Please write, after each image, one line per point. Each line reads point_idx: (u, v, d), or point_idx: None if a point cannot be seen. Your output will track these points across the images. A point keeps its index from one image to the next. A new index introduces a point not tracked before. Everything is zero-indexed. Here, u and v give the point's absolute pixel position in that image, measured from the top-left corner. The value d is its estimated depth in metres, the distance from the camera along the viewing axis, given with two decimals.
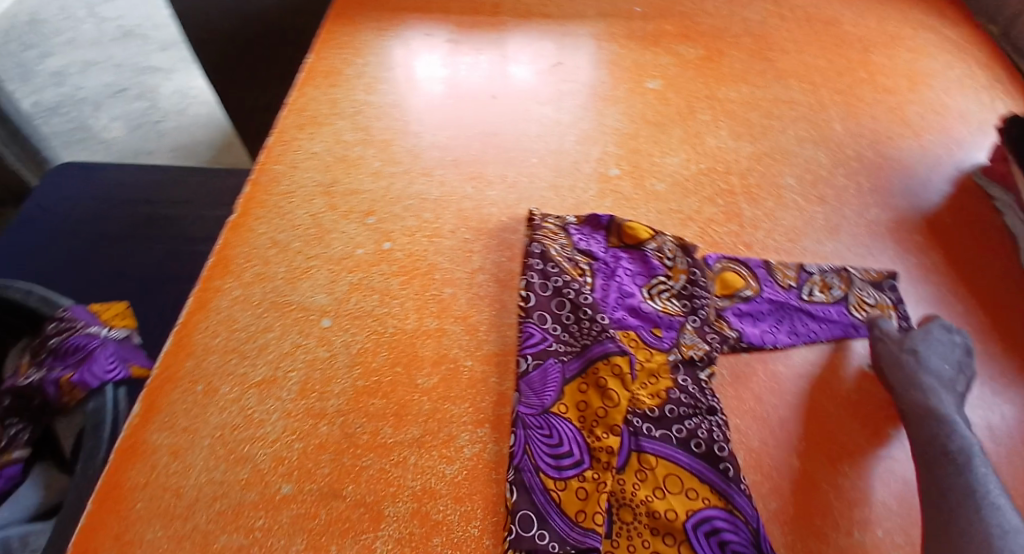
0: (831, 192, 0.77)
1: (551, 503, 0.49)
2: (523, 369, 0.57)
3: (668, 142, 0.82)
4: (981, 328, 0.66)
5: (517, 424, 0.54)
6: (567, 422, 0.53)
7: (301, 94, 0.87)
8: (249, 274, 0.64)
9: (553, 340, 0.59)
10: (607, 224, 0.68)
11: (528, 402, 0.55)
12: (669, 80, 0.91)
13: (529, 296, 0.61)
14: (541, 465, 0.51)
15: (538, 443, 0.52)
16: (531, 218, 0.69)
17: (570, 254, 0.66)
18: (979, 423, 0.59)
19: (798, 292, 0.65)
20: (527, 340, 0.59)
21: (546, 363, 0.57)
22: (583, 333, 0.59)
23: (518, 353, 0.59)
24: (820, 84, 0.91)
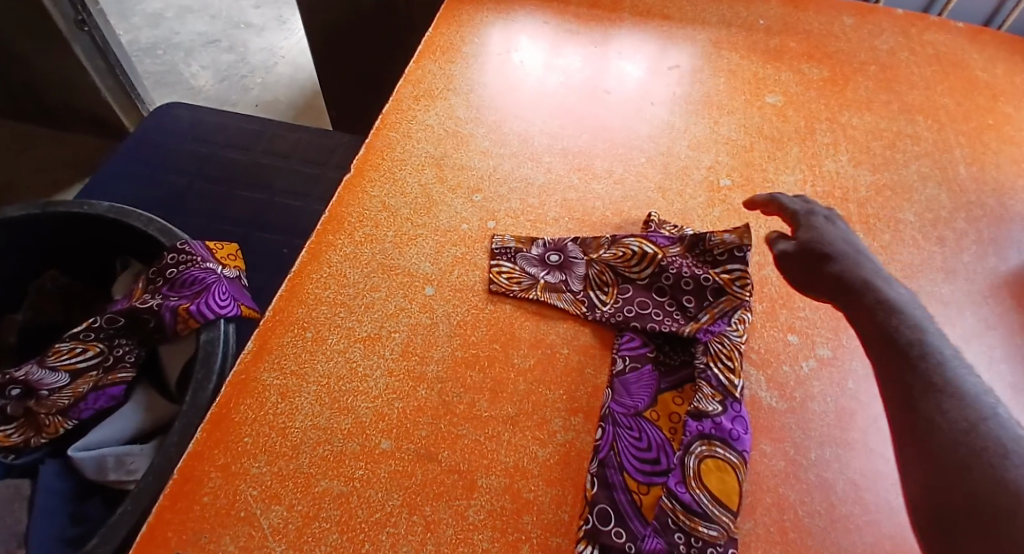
0: (949, 234, 0.74)
1: (632, 504, 0.48)
2: (619, 369, 0.57)
3: (783, 160, 0.81)
4: None
5: (606, 419, 0.54)
6: (658, 429, 0.52)
7: (418, 65, 0.89)
8: (360, 233, 0.66)
9: (652, 350, 0.59)
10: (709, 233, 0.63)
11: (621, 402, 0.55)
12: (789, 98, 0.89)
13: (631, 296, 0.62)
14: (625, 464, 0.50)
15: (626, 443, 0.52)
16: (649, 223, 0.70)
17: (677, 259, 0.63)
18: None
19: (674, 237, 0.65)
20: (623, 341, 0.60)
21: (642, 368, 0.57)
22: (678, 352, 0.58)
23: (615, 352, 0.59)
24: (945, 123, 0.88)
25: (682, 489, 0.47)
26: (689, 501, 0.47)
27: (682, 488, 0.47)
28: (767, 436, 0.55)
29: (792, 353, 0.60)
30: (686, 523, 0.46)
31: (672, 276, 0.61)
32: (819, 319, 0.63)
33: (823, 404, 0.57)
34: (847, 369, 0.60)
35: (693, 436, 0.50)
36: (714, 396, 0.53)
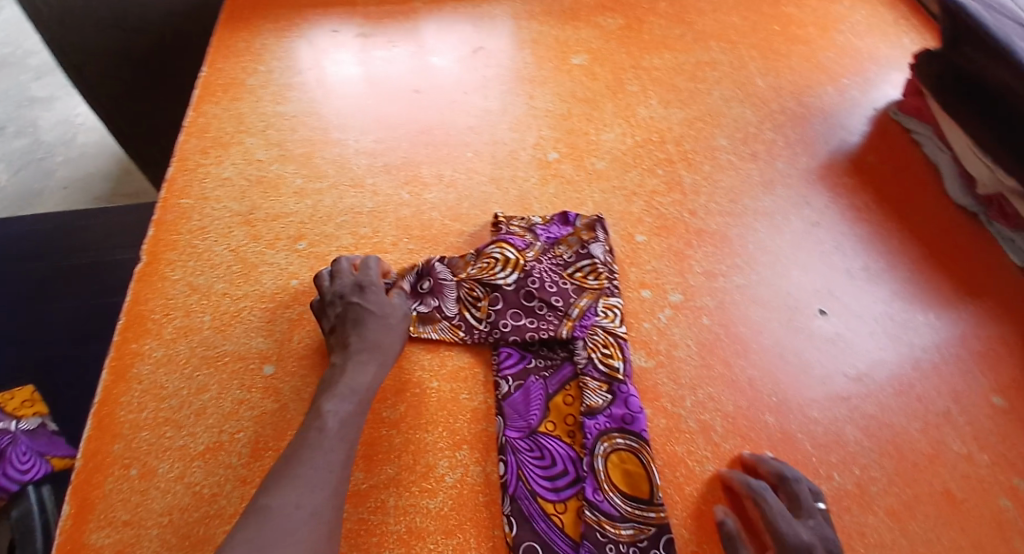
0: (762, 146, 0.77)
1: (554, 528, 0.46)
2: (505, 392, 0.54)
3: (601, 118, 0.81)
4: (920, 257, 0.67)
5: (505, 450, 0.51)
6: (557, 440, 0.51)
7: (200, 113, 0.79)
8: (169, 329, 0.57)
9: (530, 358, 0.57)
10: (574, 220, 0.68)
11: (515, 425, 0.52)
12: (593, 54, 0.89)
13: (501, 302, 0.58)
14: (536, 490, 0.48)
15: (530, 467, 0.49)
16: (498, 224, 0.66)
17: (540, 256, 0.63)
18: (930, 346, 0.60)
19: (533, 239, 0.65)
20: (501, 362, 0.56)
21: (527, 383, 0.55)
22: (553, 353, 0.57)
23: (496, 374, 0.56)
24: (738, 40, 0.91)
25: (602, 497, 0.47)
26: (610, 507, 0.47)
27: (600, 496, 0.47)
28: (646, 400, 0.55)
29: (648, 307, 0.61)
30: (617, 528, 0.46)
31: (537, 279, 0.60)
32: (664, 267, 0.65)
33: (688, 349, 0.58)
34: (700, 307, 0.61)
35: (597, 437, 0.50)
36: (602, 388, 0.54)
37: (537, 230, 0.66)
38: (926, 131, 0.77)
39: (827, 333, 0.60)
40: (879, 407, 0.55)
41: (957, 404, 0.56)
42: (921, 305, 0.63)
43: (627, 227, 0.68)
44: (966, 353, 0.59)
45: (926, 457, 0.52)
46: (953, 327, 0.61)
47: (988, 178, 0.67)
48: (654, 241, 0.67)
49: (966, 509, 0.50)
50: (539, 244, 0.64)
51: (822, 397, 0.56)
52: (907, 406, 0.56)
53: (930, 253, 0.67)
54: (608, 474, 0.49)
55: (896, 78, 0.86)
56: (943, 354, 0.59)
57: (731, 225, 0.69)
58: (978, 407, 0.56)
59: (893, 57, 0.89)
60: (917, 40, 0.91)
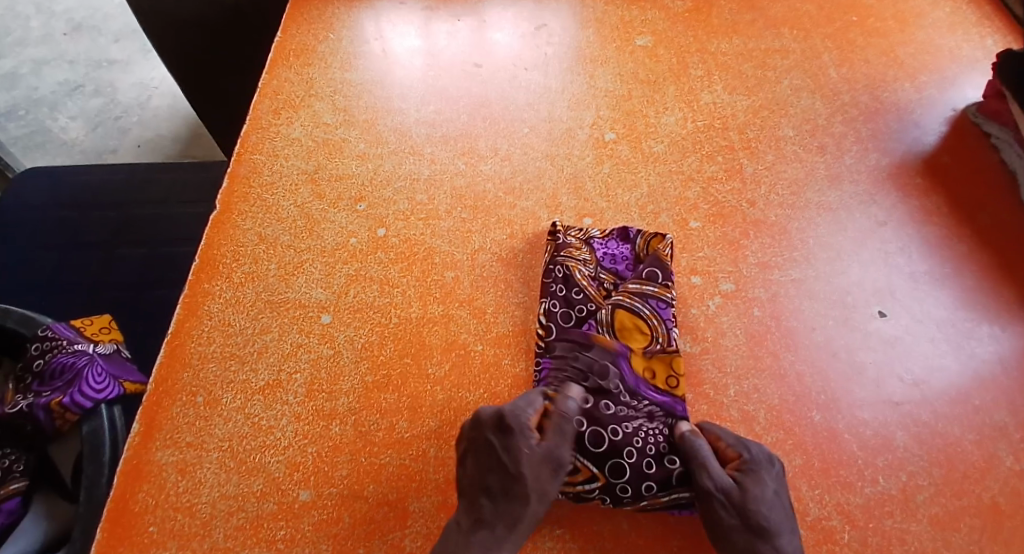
0: (829, 140, 0.75)
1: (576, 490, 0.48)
2: None
3: (662, 102, 0.80)
4: (987, 264, 0.64)
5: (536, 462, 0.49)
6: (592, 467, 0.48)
7: (273, 76, 0.83)
8: (238, 273, 0.61)
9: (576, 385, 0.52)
10: (634, 237, 0.63)
11: None
12: (658, 37, 0.89)
13: (549, 326, 0.57)
14: (584, 460, 0.48)
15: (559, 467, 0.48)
16: (554, 234, 0.63)
17: (595, 273, 0.60)
18: (990, 357, 0.58)
19: (592, 250, 0.62)
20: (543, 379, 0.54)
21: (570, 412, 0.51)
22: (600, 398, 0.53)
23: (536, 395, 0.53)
24: (811, 31, 0.89)
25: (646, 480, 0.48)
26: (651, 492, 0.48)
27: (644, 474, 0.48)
28: (687, 384, 0.55)
29: (697, 293, 0.61)
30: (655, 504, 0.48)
31: (588, 309, 0.57)
32: (716, 254, 0.64)
33: (735, 337, 0.58)
34: (751, 298, 0.61)
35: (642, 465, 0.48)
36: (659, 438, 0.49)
37: (601, 241, 0.63)
38: (1005, 136, 0.73)
39: (883, 335, 0.58)
40: (933, 414, 0.54)
41: (1017, 420, 0.54)
42: (985, 314, 0.61)
43: (681, 212, 0.68)
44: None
45: (975, 468, 0.51)
46: (1018, 340, 0.59)
47: None
48: (709, 228, 0.66)
49: (1014, 523, 0.48)
50: (597, 262, 0.61)
51: (875, 397, 0.55)
52: (961, 417, 0.54)
53: (1000, 261, 0.64)
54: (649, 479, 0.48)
55: (977, 79, 0.82)
56: (1004, 366, 0.57)
57: (790, 218, 0.67)
58: None
59: (978, 56, 0.85)
60: (1003, 40, 0.87)
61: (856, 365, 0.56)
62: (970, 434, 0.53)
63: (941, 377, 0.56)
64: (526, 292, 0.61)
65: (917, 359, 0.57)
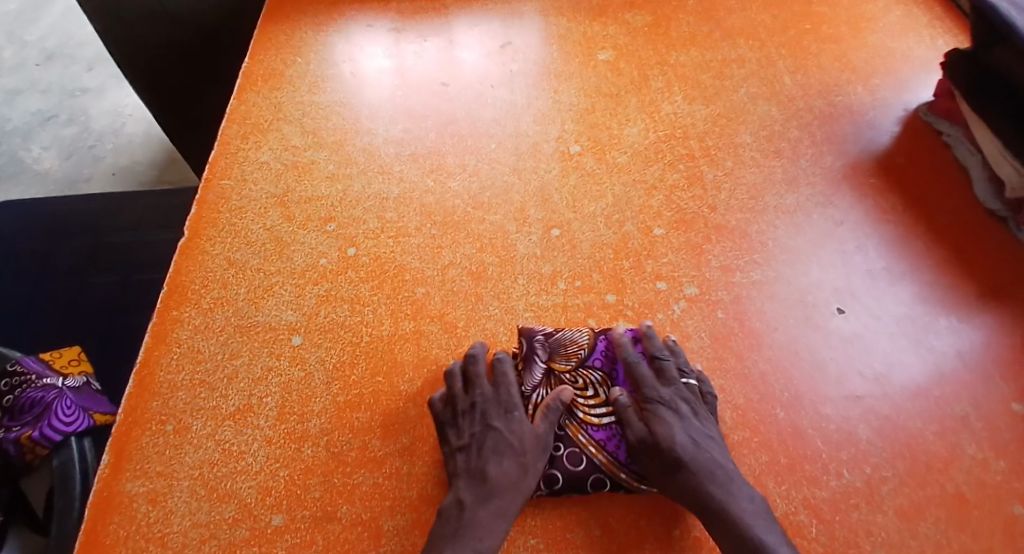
0: (787, 145, 0.77)
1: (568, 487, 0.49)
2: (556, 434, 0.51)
3: (625, 114, 0.82)
4: (943, 259, 0.66)
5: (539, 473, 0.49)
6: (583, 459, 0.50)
7: (241, 101, 0.83)
8: (208, 299, 0.61)
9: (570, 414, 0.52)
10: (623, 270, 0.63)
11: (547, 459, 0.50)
12: (620, 51, 0.91)
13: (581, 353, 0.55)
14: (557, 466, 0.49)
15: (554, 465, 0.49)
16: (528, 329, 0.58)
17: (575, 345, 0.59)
18: (949, 350, 0.59)
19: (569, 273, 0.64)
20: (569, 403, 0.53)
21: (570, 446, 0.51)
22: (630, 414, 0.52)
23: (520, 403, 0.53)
24: (767, 39, 0.92)
25: (608, 435, 0.51)
26: (620, 447, 0.50)
27: (602, 426, 0.51)
28: None
29: (663, 299, 0.62)
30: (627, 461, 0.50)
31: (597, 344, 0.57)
32: (681, 260, 0.65)
33: (700, 339, 0.59)
34: (716, 300, 0.62)
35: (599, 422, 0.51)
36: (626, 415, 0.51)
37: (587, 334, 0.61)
38: (956, 133, 0.76)
39: (844, 332, 0.60)
40: (895, 407, 0.55)
41: (977, 410, 0.55)
42: (942, 307, 0.63)
43: (645, 221, 0.69)
44: (986, 356, 0.59)
45: (937, 459, 0.52)
46: (974, 331, 0.61)
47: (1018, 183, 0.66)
48: (672, 234, 0.68)
49: (978, 511, 0.50)
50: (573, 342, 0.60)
51: (839, 392, 0.56)
52: (922, 408, 0.55)
53: (956, 255, 0.67)
54: (614, 432, 0.51)
55: (928, 81, 0.85)
56: (962, 358, 0.59)
57: (751, 221, 0.69)
58: (997, 411, 0.55)
59: (927, 59, 0.88)
60: (951, 42, 0.90)
61: (819, 363, 0.58)
62: (930, 425, 0.54)
63: (903, 371, 0.58)
64: (497, 305, 0.61)
65: (878, 354, 0.59)
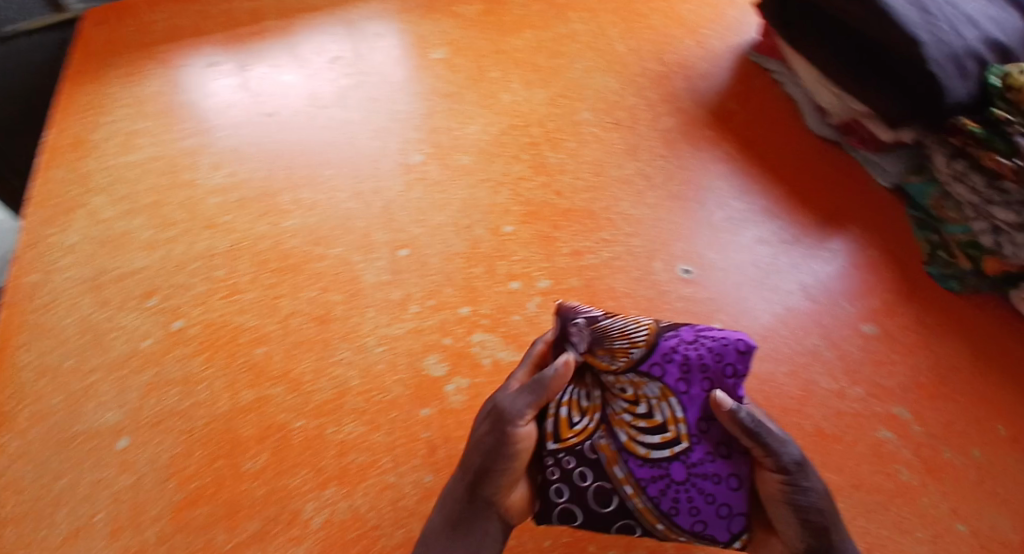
0: (626, 114, 0.76)
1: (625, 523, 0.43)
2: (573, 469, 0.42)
3: (464, 110, 0.78)
4: (781, 195, 0.67)
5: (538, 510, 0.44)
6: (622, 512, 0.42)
7: (42, 179, 0.74)
8: (18, 417, 0.54)
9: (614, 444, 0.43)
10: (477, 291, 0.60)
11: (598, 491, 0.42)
12: (455, 46, 0.85)
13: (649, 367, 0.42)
14: (581, 513, 0.43)
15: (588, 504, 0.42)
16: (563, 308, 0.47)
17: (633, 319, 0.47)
18: (795, 286, 0.60)
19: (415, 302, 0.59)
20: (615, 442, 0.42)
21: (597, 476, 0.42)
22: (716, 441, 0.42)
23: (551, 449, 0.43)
24: (597, 9, 0.90)
25: (656, 476, 0.42)
26: (665, 493, 0.42)
27: (650, 460, 0.42)
28: None
29: (517, 300, 0.60)
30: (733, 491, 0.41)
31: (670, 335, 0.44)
32: (532, 255, 0.63)
33: None
34: (568, 289, 0.61)
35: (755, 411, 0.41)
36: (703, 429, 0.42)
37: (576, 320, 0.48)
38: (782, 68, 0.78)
39: (695, 296, 0.60)
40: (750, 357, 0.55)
41: (827, 340, 0.56)
42: (784, 244, 0.63)
43: (493, 219, 0.66)
44: (831, 288, 0.60)
45: (799, 397, 0.52)
46: (816, 263, 0.62)
47: (838, 107, 0.68)
48: (522, 229, 0.65)
49: (843, 445, 0.50)
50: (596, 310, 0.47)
51: None
52: (776, 351, 0.56)
53: (792, 190, 0.68)
54: (663, 473, 0.42)
55: (751, 21, 0.86)
56: (807, 291, 0.60)
57: (596, 199, 0.68)
58: (848, 337, 0.57)
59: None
60: None
61: None
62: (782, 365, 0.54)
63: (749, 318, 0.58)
64: (345, 347, 0.57)
65: (727, 305, 0.59)
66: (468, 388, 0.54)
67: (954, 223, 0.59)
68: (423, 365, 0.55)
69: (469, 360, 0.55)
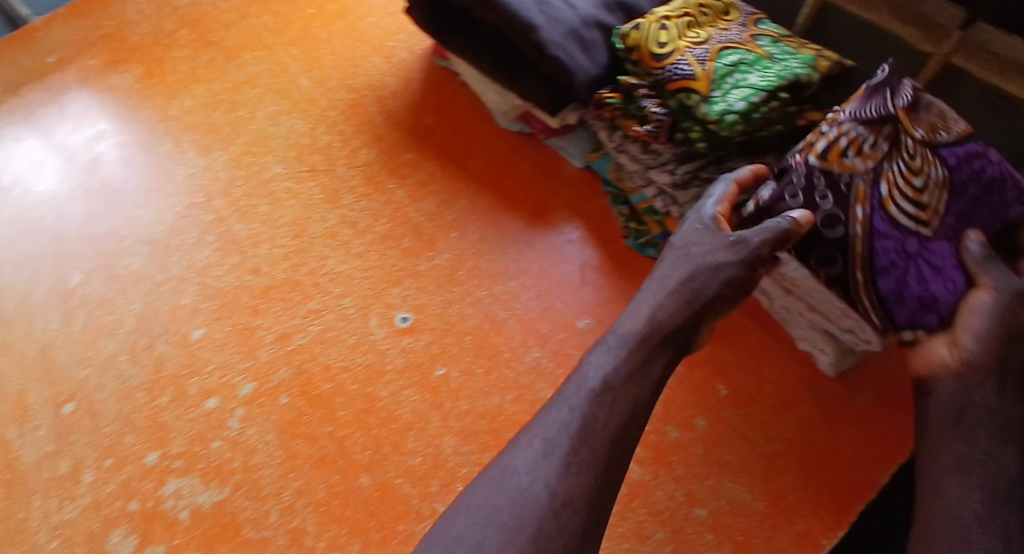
0: (320, 156, 0.69)
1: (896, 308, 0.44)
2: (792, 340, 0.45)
3: (130, 202, 0.66)
4: (485, 205, 0.64)
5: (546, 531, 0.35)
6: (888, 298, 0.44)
7: None
8: None
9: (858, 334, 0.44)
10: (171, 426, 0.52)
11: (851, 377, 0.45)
12: (108, 128, 0.72)
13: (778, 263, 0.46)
14: (869, 302, 0.44)
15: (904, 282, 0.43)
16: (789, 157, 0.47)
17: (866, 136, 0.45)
18: (507, 302, 0.58)
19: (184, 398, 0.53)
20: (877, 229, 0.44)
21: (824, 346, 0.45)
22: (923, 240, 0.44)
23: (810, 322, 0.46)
24: (274, 43, 0.79)
25: (896, 248, 0.43)
26: (904, 276, 0.43)
27: (891, 229, 0.44)
28: (225, 542, 0.47)
29: (215, 422, 0.52)
30: (903, 300, 0.43)
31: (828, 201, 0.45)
32: (231, 357, 0.55)
33: (267, 445, 0.51)
34: (276, 385, 0.53)
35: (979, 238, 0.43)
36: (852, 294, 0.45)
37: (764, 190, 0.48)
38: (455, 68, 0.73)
39: (417, 346, 0.55)
40: (470, 400, 0.52)
41: (545, 350, 0.55)
42: (492, 258, 0.60)
43: (178, 327, 0.57)
44: (539, 302, 0.57)
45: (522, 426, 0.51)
46: (528, 269, 0.60)
47: (505, 105, 0.65)
48: (214, 328, 0.57)
49: None
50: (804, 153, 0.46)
51: (417, 419, 0.52)
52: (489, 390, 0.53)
53: (495, 195, 0.65)
54: (898, 246, 0.43)
55: None
56: (519, 306, 0.57)
57: (299, 264, 0.61)
58: (564, 339, 0.55)
59: None
60: None
61: (384, 403, 0.52)
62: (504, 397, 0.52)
63: (465, 355, 0.55)
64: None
65: (443, 347, 0.55)
66: None
67: (637, 192, 0.58)
68: (105, 547, 0.47)
69: (162, 519, 0.48)
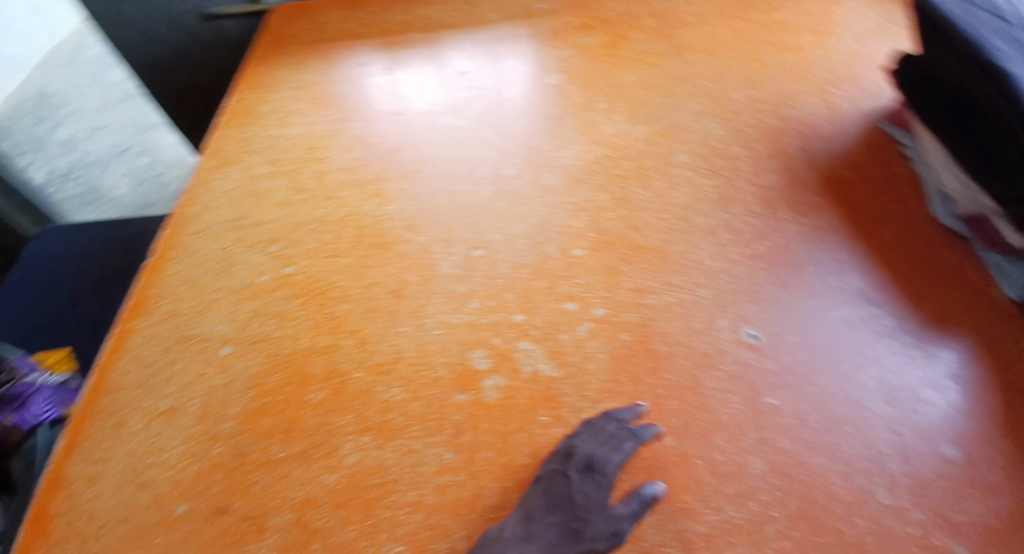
0: (726, 163, 0.76)
1: None
2: None
3: (565, 135, 0.82)
4: (883, 283, 0.63)
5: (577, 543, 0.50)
6: None
7: (220, 137, 0.90)
8: (160, 312, 0.70)
9: None
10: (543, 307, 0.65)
11: None
12: (568, 74, 0.90)
13: None
14: None
15: None
16: None
17: None
18: (874, 381, 0.56)
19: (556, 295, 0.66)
20: None
21: None
22: None
23: None
24: (724, 53, 0.89)
25: None
26: None
27: None
28: (547, 407, 0.58)
29: (570, 319, 0.63)
30: None
31: None
32: (594, 282, 0.66)
33: (600, 361, 0.60)
34: (622, 322, 0.63)
35: None
36: None
37: None
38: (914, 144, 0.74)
39: (754, 364, 0.58)
40: (794, 441, 0.53)
41: (892, 447, 0.52)
42: (874, 334, 0.59)
43: (567, 241, 0.71)
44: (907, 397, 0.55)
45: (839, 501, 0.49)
46: (924, 368, 0.57)
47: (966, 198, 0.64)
48: (591, 255, 0.69)
49: None
50: None
51: (733, 422, 0.55)
52: (832, 447, 0.52)
53: (897, 279, 0.63)
54: None
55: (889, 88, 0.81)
56: (887, 392, 0.55)
57: (671, 241, 0.69)
58: (928, 460, 0.51)
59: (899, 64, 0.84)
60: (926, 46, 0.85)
61: (712, 392, 0.57)
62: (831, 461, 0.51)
63: (804, 399, 0.55)
64: (409, 323, 0.66)
65: (782, 380, 0.56)
66: (504, 388, 0.59)
67: None
68: (469, 355, 0.62)
69: (510, 364, 0.61)
